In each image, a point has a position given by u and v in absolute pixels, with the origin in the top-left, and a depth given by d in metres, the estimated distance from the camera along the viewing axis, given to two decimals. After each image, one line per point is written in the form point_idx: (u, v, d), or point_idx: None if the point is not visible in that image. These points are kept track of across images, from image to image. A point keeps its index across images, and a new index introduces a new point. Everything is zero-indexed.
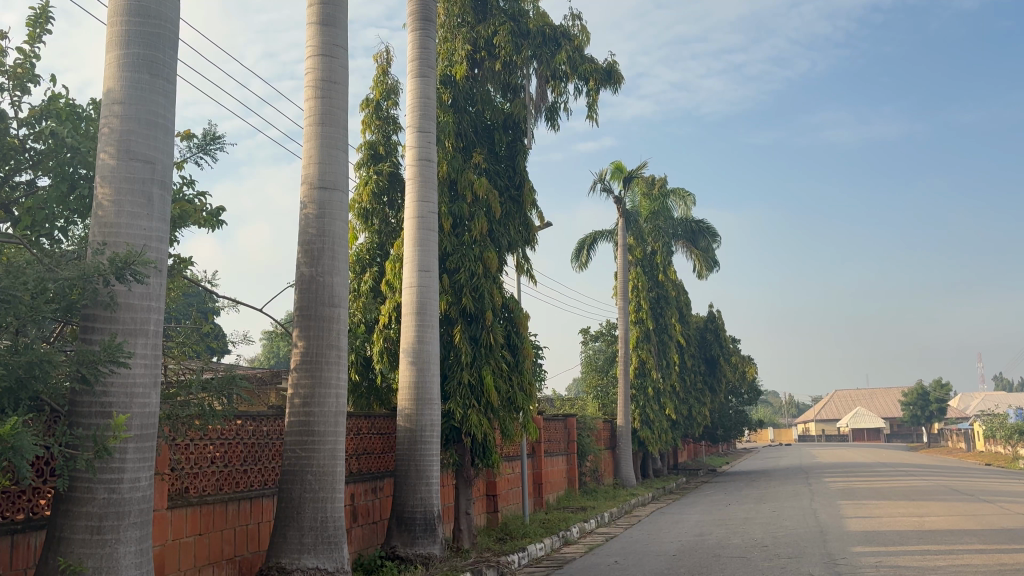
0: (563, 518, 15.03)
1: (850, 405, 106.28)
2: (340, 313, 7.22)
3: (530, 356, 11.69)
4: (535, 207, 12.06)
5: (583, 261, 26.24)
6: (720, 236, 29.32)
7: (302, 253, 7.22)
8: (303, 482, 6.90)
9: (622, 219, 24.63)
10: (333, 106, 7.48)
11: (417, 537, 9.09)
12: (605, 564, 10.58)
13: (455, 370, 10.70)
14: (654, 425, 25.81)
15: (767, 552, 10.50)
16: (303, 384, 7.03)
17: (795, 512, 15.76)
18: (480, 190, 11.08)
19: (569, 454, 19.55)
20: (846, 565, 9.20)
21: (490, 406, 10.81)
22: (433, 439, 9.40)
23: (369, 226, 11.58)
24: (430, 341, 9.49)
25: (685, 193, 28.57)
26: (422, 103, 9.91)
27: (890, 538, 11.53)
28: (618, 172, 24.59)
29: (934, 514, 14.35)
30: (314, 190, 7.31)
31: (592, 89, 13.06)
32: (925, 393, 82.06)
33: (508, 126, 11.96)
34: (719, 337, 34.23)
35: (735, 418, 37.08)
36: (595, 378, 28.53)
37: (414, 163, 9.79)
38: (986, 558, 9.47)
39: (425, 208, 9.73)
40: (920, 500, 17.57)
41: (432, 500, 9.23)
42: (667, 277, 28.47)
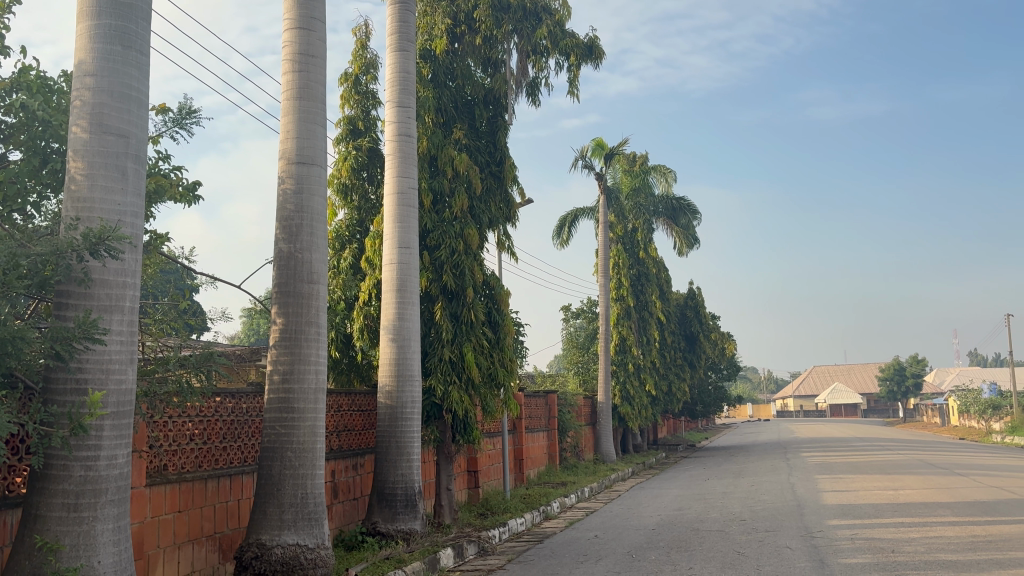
0: (543, 493, 15.13)
1: (828, 380, 107.46)
2: (319, 290, 7.17)
3: (511, 333, 11.66)
4: (516, 183, 12.00)
5: (564, 238, 26.26)
6: (700, 213, 29.42)
7: (280, 229, 7.14)
8: (283, 458, 6.88)
9: (604, 195, 24.66)
10: (311, 80, 7.38)
11: (399, 513, 9.11)
12: (585, 538, 10.66)
13: (436, 347, 10.68)
14: (634, 401, 25.95)
15: (746, 525, 10.64)
16: (282, 361, 6.99)
17: (773, 486, 15.96)
18: (460, 166, 10.98)
19: (550, 430, 19.60)
20: (822, 538, 9.32)
21: (471, 382, 10.82)
22: (415, 416, 9.37)
23: (348, 202, 11.50)
24: (410, 318, 9.47)
25: (666, 170, 28.55)
26: (401, 77, 9.81)
27: (865, 511, 11.69)
28: (599, 149, 24.55)
29: (907, 488, 14.57)
30: (291, 164, 7.22)
31: (573, 64, 13.21)
32: (901, 369, 83.04)
33: (489, 101, 11.89)
34: (699, 313, 34.49)
35: (715, 393, 37.41)
36: (576, 355, 28.62)
37: (393, 138, 9.71)
38: (960, 529, 9.60)
39: (404, 184, 9.65)
40: (894, 474, 17.87)
41: (413, 476, 9.24)
42: (649, 254, 28.52)
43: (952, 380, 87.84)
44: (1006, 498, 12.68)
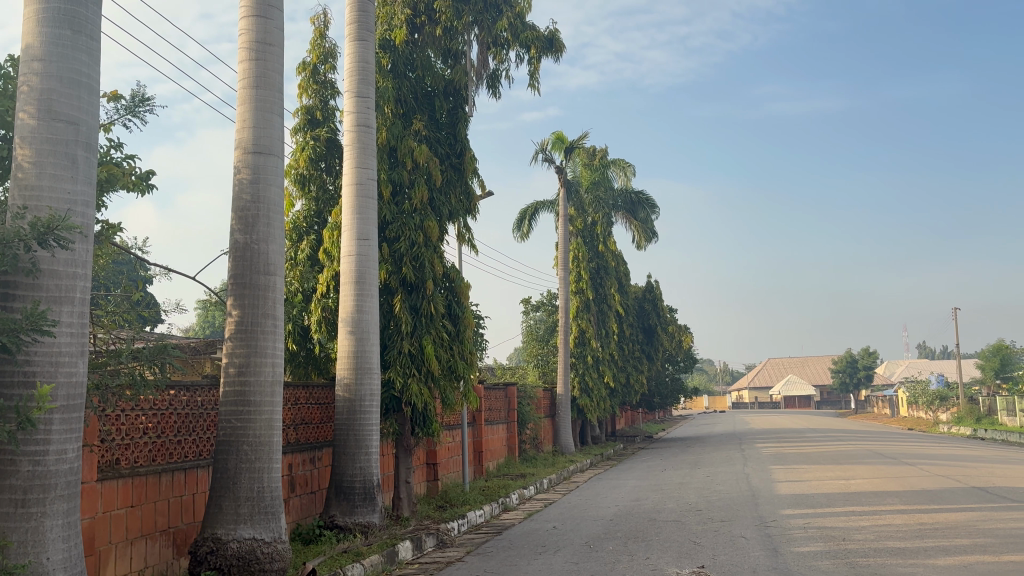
0: (502, 485, 15.17)
1: (782, 372, 109.21)
2: (275, 282, 7.09)
3: (471, 326, 11.65)
4: (476, 175, 11.97)
5: (524, 231, 26.28)
6: (658, 207, 29.65)
7: (236, 220, 7.05)
8: (239, 452, 6.80)
9: (564, 189, 24.73)
10: (268, 68, 7.28)
11: (357, 506, 9.07)
12: (544, 530, 10.72)
13: (395, 339, 10.62)
14: (593, 393, 26.12)
15: (702, 515, 10.78)
16: (238, 354, 6.90)
17: (728, 476, 16.20)
18: (420, 157, 10.92)
19: (509, 422, 19.62)
20: (776, 528, 9.48)
21: (430, 374, 10.78)
22: (373, 408, 9.32)
23: (306, 192, 11.38)
24: (369, 310, 9.41)
25: (625, 164, 28.71)
26: (360, 67, 9.72)
27: (817, 500, 11.92)
28: (559, 142, 24.59)
29: (858, 477, 14.90)
30: (248, 154, 7.12)
31: (534, 57, 13.25)
32: (853, 361, 84.74)
33: (449, 93, 11.83)
34: (657, 306, 34.80)
35: (672, 385, 37.82)
36: (536, 347, 28.70)
37: (352, 128, 9.64)
38: (908, 518, 9.85)
39: (363, 175, 9.57)
40: (845, 464, 18.25)
41: (371, 469, 9.20)
42: (609, 247, 28.66)
43: (902, 372, 89.87)
44: (951, 487, 13.04)
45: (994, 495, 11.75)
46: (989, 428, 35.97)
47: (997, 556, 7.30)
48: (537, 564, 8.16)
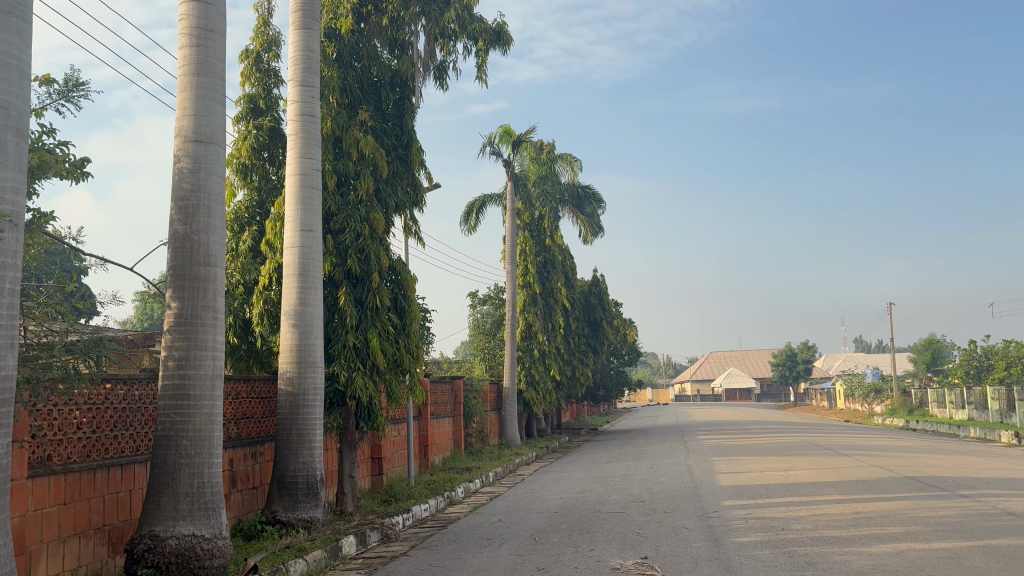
0: (447, 478, 15.13)
1: (724, 365, 111.11)
2: (217, 274, 6.94)
3: (418, 319, 11.57)
4: (423, 167, 11.88)
5: (471, 224, 26.21)
6: (605, 202, 29.87)
7: (176, 210, 6.87)
8: (178, 447, 6.65)
9: (511, 182, 24.74)
10: (210, 55, 7.12)
11: (300, 501, 8.95)
12: (490, 523, 10.72)
13: (340, 333, 10.49)
14: (539, 387, 26.21)
15: (645, 506, 10.90)
16: (177, 347, 6.74)
17: (671, 468, 16.41)
18: (366, 149, 10.80)
19: (455, 416, 19.57)
20: (717, 518, 9.63)
21: (375, 368, 10.68)
22: (317, 403, 9.21)
23: (248, 182, 11.17)
24: (313, 303, 9.29)
25: (572, 158, 28.85)
26: (304, 55, 9.57)
27: (757, 491, 12.14)
28: (507, 136, 24.58)
29: (797, 468, 15.23)
30: (188, 142, 6.96)
31: (482, 50, 13.22)
32: (792, 355, 86.62)
33: (396, 84, 11.73)
34: (602, 300, 35.08)
35: (617, 378, 38.19)
36: (482, 341, 28.69)
37: (296, 118, 9.48)
38: (844, 507, 10.10)
39: (307, 165, 9.43)
40: (784, 455, 18.64)
41: (315, 464, 9.09)
42: (556, 242, 28.76)
43: (839, 365, 92.17)
44: (885, 477, 13.41)
45: (926, 484, 12.12)
46: (921, 420, 37.10)
47: (928, 544, 7.51)
48: (482, 557, 8.17)
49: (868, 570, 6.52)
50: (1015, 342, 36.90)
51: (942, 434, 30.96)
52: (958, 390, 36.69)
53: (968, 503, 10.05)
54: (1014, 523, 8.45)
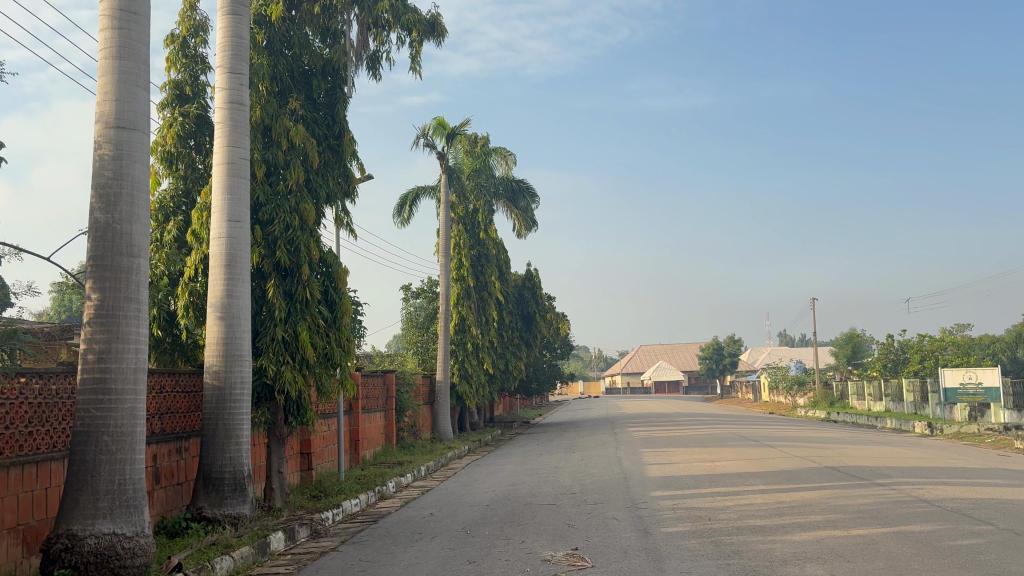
0: (378, 473, 15.01)
1: (654, 358, 112.89)
2: (140, 264, 6.73)
3: (349, 312, 11.43)
4: (355, 158, 11.73)
5: (404, 217, 26.02)
6: (539, 196, 30.00)
7: (97, 197, 6.64)
8: (98, 443, 6.43)
9: (445, 175, 24.64)
10: (133, 39, 6.89)
11: (226, 497, 8.77)
12: (421, 517, 10.68)
13: (268, 326, 10.29)
14: (472, 380, 26.20)
15: (576, 498, 11.02)
16: (97, 340, 6.51)
17: (601, 460, 16.61)
18: (296, 138, 10.61)
19: (387, 410, 19.42)
20: (647, 509, 9.79)
21: (305, 362, 10.52)
22: (244, 397, 9.02)
23: (174, 171, 10.86)
24: (240, 295, 9.09)
25: (506, 152, 28.91)
26: (233, 42, 9.34)
27: (685, 482, 12.38)
28: (440, 128, 24.46)
29: (723, 459, 15.58)
30: (109, 128, 6.73)
31: (416, 41, 13.13)
32: (719, 348, 88.55)
33: (327, 73, 11.57)
34: (536, 294, 35.23)
35: (550, 371, 38.46)
36: (415, 335, 28.54)
37: (224, 106, 9.25)
38: (767, 497, 10.38)
39: (235, 154, 9.22)
40: (711, 446, 19.05)
41: (242, 459, 8.92)
42: (490, 235, 28.75)
43: (764, 358, 94.59)
44: (807, 467, 13.82)
45: (845, 474, 12.54)
46: (841, 411, 38.35)
47: (847, 531, 7.78)
48: (413, 551, 8.14)
49: (791, 557, 6.71)
50: (929, 336, 38.44)
51: (861, 425, 32.06)
52: (876, 383, 38.04)
53: (884, 491, 10.43)
54: (927, 510, 8.80)
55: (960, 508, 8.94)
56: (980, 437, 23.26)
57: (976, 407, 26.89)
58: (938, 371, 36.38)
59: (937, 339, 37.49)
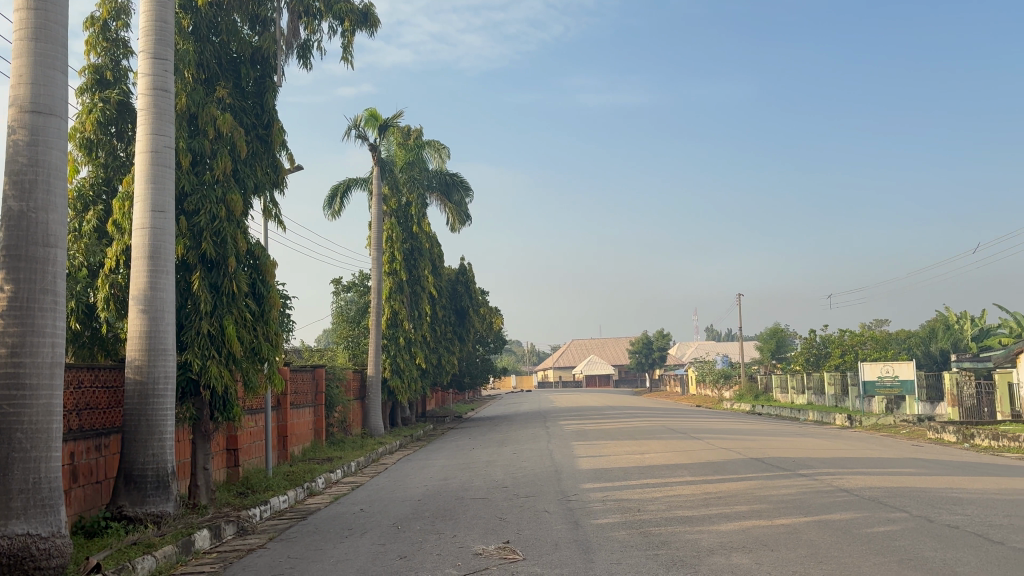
0: (308, 469, 14.81)
1: (585, 353, 114.00)
2: (57, 255, 6.47)
3: (277, 306, 11.21)
4: (285, 148, 11.51)
5: (335, 209, 25.67)
6: (472, 190, 29.96)
7: (10, 185, 6.36)
8: (11, 440, 6.17)
9: (377, 167, 24.39)
10: (50, 20, 6.62)
11: (148, 495, 8.53)
12: (351, 513, 10.56)
13: (193, 319, 10.02)
14: (404, 375, 26.04)
15: (508, 491, 11.05)
16: (9, 333, 6.24)
17: (533, 453, 16.70)
18: (224, 127, 10.36)
19: (316, 405, 19.15)
20: (578, 501, 9.87)
21: (232, 356, 10.28)
22: (168, 392, 8.78)
23: (93, 158, 10.48)
24: (164, 288, 8.84)
25: (439, 145, 28.81)
26: (157, 26, 9.07)
27: (615, 474, 12.54)
28: (373, 120, 24.19)
29: (652, 452, 15.83)
30: (24, 113, 6.45)
31: (348, 31, 12.96)
32: (649, 342, 89.94)
33: (257, 61, 11.34)
34: (469, 289, 35.19)
35: (482, 365, 38.48)
36: (346, 329, 28.20)
37: (147, 92, 8.97)
38: (695, 488, 10.59)
39: (159, 142, 8.95)
40: (641, 439, 19.36)
41: (166, 456, 8.68)
42: (423, 229, 28.58)
43: (692, 352, 96.53)
44: (733, 458, 14.15)
45: (769, 465, 12.87)
46: (766, 404, 39.40)
47: (771, 520, 7.97)
48: (343, 547, 8.04)
49: (718, 546, 6.84)
50: (849, 331, 39.75)
51: (784, 418, 32.99)
52: (799, 376, 39.21)
53: (806, 482, 10.74)
54: (846, 499, 9.09)
55: (878, 496, 9.26)
56: (896, 428, 24.17)
57: (892, 399, 27.91)
58: (857, 365, 37.62)
59: (857, 334, 38.70)
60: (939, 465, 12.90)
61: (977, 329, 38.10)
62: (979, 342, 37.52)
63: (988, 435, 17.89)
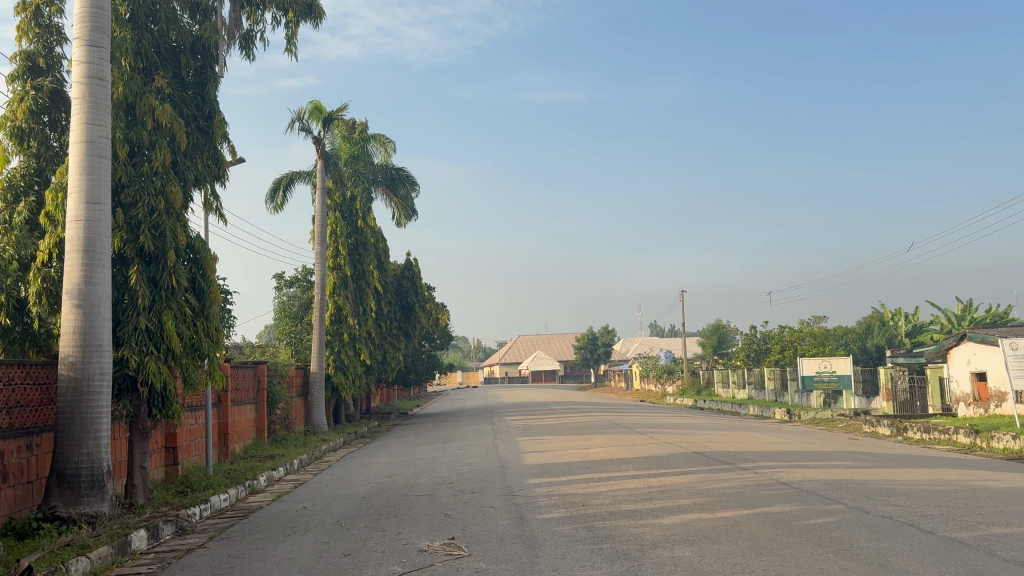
0: (249, 467, 14.58)
1: (531, 348, 114.40)
2: None
3: (218, 301, 11.00)
4: (226, 140, 11.29)
5: (278, 203, 25.28)
6: (418, 185, 29.80)
7: None
8: None
9: (321, 160, 24.08)
10: None
11: (82, 495, 8.30)
12: (293, 511, 10.41)
13: (130, 315, 9.75)
14: (349, 371, 25.79)
15: (453, 487, 11.03)
16: None
17: (478, 449, 16.69)
18: (162, 118, 10.12)
19: (258, 402, 18.86)
20: (523, 496, 9.90)
21: (171, 352, 10.05)
22: (104, 389, 8.54)
23: (25, 148, 10.13)
24: (100, 283, 8.59)
25: (385, 139, 28.62)
26: (93, 13, 8.81)
27: (560, 469, 12.61)
28: (317, 112, 23.86)
29: (596, 446, 15.97)
30: None
31: (291, 22, 12.76)
32: (594, 338, 90.65)
33: (197, 50, 11.11)
34: (414, 284, 35.00)
35: (428, 361, 38.34)
36: (289, 325, 27.83)
37: (82, 80, 8.70)
38: (638, 482, 10.71)
39: (94, 132, 8.70)
40: (586, 434, 19.51)
41: (101, 455, 8.45)
42: (368, 223, 28.31)
43: (637, 348, 97.61)
44: (676, 453, 14.34)
45: (711, 459, 13.08)
46: (708, 398, 40.05)
47: (713, 513, 8.10)
48: (286, 545, 7.93)
49: (661, 540, 6.93)
50: (788, 327, 40.59)
51: (725, 412, 33.58)
52: (739, 371, 39.95)
53: (746, 475, 10.94)
54: (785, 492, 9.28)
55: (815, 489, 9.48)
56: (833, 421, 24.78)
57: (829, 394, 28.59)
58: (796, 360, 38.41)
59: (796, 330, 39.48)
60: (874, 457, 13.25)
61: (910, 326, 39.28)
62: (912, 338, 38.65)
63: (920, 429, 18.44)
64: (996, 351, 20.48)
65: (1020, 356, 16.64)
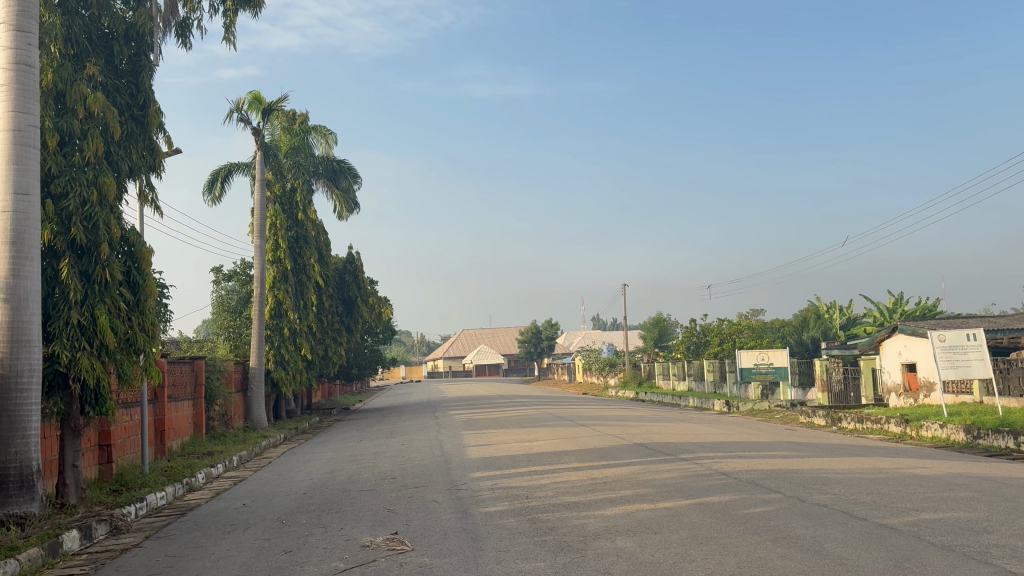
0: (186, 464, 14.27)
1: (475, 342, 114.39)
2: None
3: (154, 295, 10.74)
4: (163, 130, 11.01)
5: (216, 194, 24.76)
6: (361, 177, 29.55)
7: None
8: None
9: (261, 152, 23.65)
10: None
11: (10, 496, 8.04)
12: (233, 508, 10.24)
13: (61, 310, 9.41)
14: (289, 366, 25.41)
15: (396, 483, 10.96)
16: None
17: (421, 444, 16.65)
18: (94, 107, 9.81)
19: (195, 398, 18.48)
20: (466, 490, 9.91)
21: (104, 348, 9.77)
22: (33, 385, 8.26)
23: None
24: (29, 276, 8.30)
25: (326, 130, 28.26)
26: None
27: (503, 462, 12.64)
28: (256, 103, 23.43)
29: (539, 439, 16.07)
30: None
31: (230, 9, 12.47)
32: (537, 332, 91.33)
33: (130, 38, 10.82)
34: (357, 278, 34.71)
35: (370, 356, 38.06)
36: (227, 319, 27.34)
37: (9, 67, 8.40)
38: (581, 474, 10.79)
39: (22, 120, 8.41)
40: (529, 427, 19.60)
41: (32, 454, 8.18)
42: (308, 216, 27.89)
43: (580, 341, 98.51)
44: (617, 444, 14.51)
45: (652, 450, 13.26)
46: (649, 390, 40.71)
47: (654, 504, 8.21)
48: (225, 543, 7.77)
49: (604, 531, 6.99)
50: (727, 320, 41.47)
51: (666, 404, 34.13)
52: (680, 363, 40.62)
53: (686, 466, 11.12)
54: (724, 481, 9.46)
55: (753, 478, 9.68)
56: (770, 412, 25.42)
57: (767, 385, 29.27)
58: (734, 352, 39.28)
59: (734, 323, 40.55)
60: (809, 447, 13.61)
61: (845, 319, 40.36)
62: (846, 331, 39.77)
63: (853, 418, 18.98)
64: (925, 342, 21.16)
65: (948, 347, 17.23)
